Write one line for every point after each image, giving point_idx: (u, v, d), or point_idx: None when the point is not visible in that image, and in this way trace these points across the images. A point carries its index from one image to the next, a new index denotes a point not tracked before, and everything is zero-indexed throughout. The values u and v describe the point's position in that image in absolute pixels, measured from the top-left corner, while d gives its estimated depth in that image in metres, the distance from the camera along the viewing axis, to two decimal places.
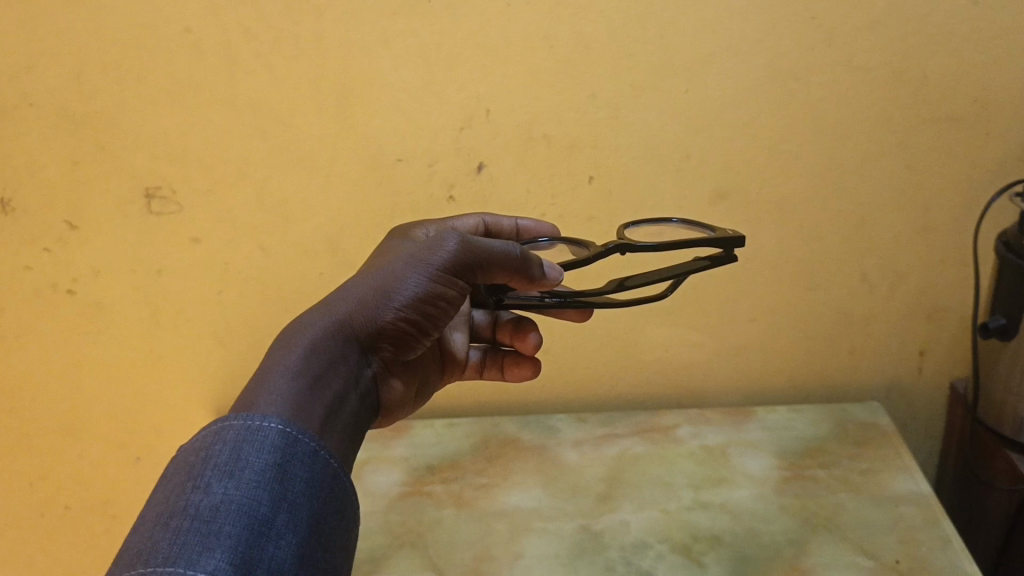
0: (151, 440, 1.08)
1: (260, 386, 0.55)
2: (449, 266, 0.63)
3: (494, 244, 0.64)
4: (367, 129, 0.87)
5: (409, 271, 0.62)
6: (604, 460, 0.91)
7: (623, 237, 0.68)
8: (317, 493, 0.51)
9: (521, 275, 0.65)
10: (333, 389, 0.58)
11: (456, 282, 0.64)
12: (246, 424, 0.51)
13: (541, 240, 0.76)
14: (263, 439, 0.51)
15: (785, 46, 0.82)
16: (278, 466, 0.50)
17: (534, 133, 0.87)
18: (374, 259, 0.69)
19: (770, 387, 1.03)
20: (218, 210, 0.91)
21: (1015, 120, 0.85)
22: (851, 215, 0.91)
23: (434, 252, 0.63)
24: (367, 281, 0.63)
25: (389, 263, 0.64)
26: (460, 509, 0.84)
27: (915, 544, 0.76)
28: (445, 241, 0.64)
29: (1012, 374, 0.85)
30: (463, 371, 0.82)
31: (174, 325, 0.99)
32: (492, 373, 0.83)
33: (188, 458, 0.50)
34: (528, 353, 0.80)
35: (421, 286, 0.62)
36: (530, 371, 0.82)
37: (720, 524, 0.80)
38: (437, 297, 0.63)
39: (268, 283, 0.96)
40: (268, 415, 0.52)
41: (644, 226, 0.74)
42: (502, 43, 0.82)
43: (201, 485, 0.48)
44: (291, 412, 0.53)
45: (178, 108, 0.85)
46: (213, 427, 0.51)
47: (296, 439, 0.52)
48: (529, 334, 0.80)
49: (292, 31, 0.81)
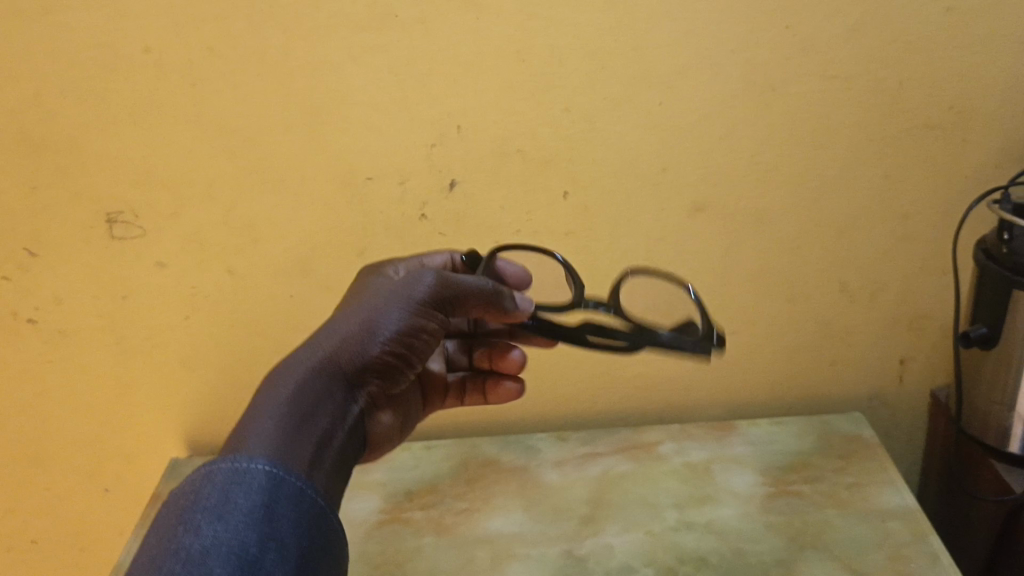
0: (120, 469, 1.04)
1: (248, 427, 0.53)
2: (428, 300, 0.63)
3: (470, 279, 0.65)
4: (338, 148, 0.84)
5: (391, 306, 0.63)
6: (585, 481, 0.89)
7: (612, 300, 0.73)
8: (308, 531, 0.49)
9: (495, 308, 0.66)
10: (321, 427, 0.56)
11: (435, 315, 0.64)
12: (233, 466, 0.49)
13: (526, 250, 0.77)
14: (249, 479, 0.48)
15: (760, 58, 0.81)
16: (266, 507, 0.48)
17: (508, 149, 0.85)
18: (349, 297, 0.68)
19: (752, 400, 1.02)
20: (184, 234, 0.89)
21: (990, 127, 0.85)
22: (829, 225, 0.90)
23: (414, 288, 0.64)
24: (350, 319, 0.62)
25: (369, 302, 0.64)
26: (440, 535, 0.82)
27: (904, 561, 0.75)
28: (422, 277, 0.65)
29: (994, 383, 0.84)
30: (444, 398, 0.79)
31: (140, 352, 0.96)
32: (473, 399, 0.80)
33: (177, 501, 0.48)
34: (513, 371, 0.79)
35: (403, 319, 0.62)
36: (514, 389, 0.80)
37: (706, 545, 0.79)
38: (419, 331, 0.63)
39: (239, 307, 0.94)
40: (255, 456, 0.50)
41: (662, 280, 0.73)
42: (474, 58, 0.80)
43: (192, 528, 0.45)
44: (278, 452, 0.51)
45: (139, 129, 0.83)
46: (202, 470, 0.49)
47: (283, 478, 0.49)
48: (512, 351, 0.78)
49: (257, 49, 0.79)
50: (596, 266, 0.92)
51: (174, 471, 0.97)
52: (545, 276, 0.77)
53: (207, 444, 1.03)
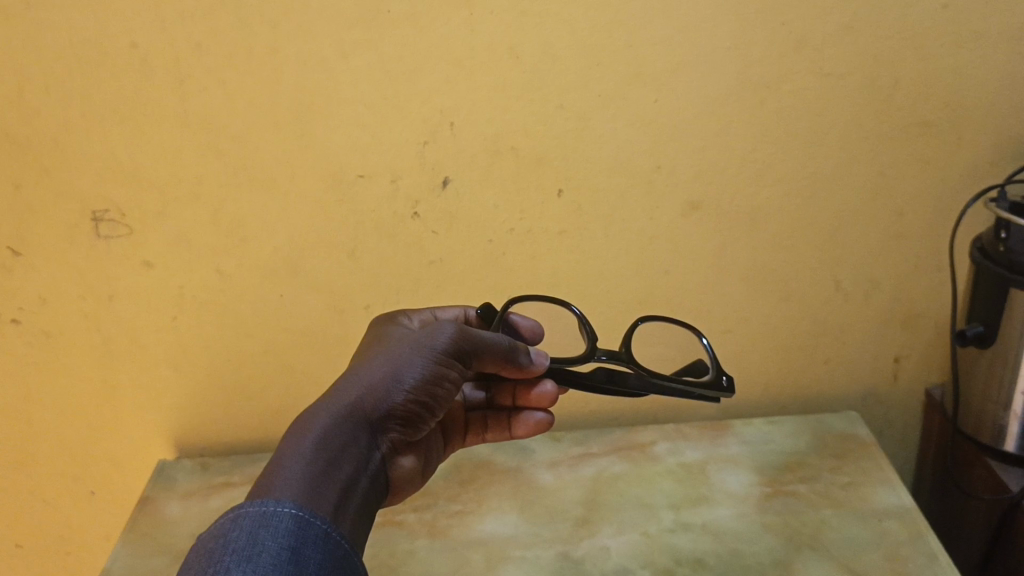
0: (105, 473, 1.02)
1: (275, 473, 0.54)
2: (451, 350, 0.63)
3: (489, 334, 0.66)
4: (327, 145, 0.83)
5: (414, 356, 0.63)
6: (579, 482, 0.88)
7: (626, 350, 0.72)
8: (332, 574, 0.50)
9: (510, 364, 0.66)
10: (345, 474, 0.57)
11: (457, 365, 0.64)
12: (261, 510, 0.50)
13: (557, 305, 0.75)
14: (279, 523, 0.50)
15: (755, 54, 0.80)
16: (292, 549, 0.49)
17: (500, 146, 0.84)
18: (367, 345, 0.68)
19: (746, 399, 1.01)
20: (171, 233, 0.87)
21: (984, 124, 0.84)
22: (824, 223, 0.90)
23: (435, 337, 0.64)
24: (374, 368, 0.63)
25: (391, 351, 0.65)
26: (434, 538, 0.81)
27: (902, 561, 0.74)
28: (442, 329, 0.65)
29: (990, 381, 0.84)
30: (465, 435, 0.79)
31: (126, 353, 0.94)
32: (497, 435, 0.78)
33: (207, 545, 0.49)
34: (545, 403, 0.74)
35: (426, 368, 0.62)
36: (541, 424, 0.77)
37: (703, 546, 0.78)
38: (441, 378, 0.63)
39: (228, 307, 0.92)
40: (282, 500, 0.51)
41: (672, 327, 0.75)
42: (466, 54, 0.79)
43: (221, 569, 0.47)
44: (304, 497, 0.52)
45: (125, 126, 0.81)
46: (231, 513, 0.50)
47: (309, 522, 0.51)
48: (538, 386, 0.74)
49: (245, 44, 0.78)
50: (589, 265, 0.91)
51: (162, 474, 0.95)
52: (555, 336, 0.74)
53: (195, 446, 1.02)
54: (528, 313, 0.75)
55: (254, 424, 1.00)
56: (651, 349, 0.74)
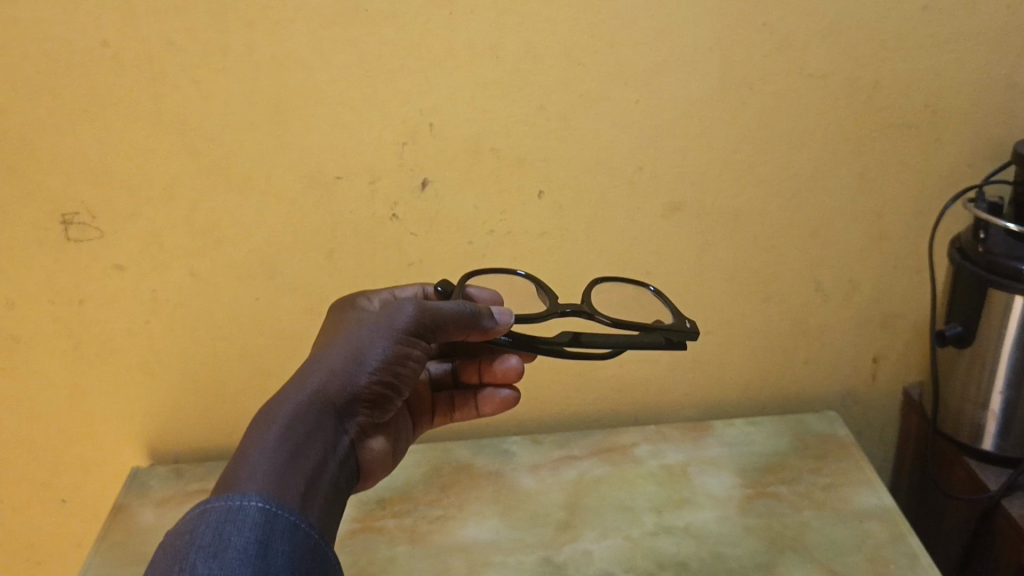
0: (77, 480, 1.00)
1: (240, 466, 0.52)
2: (412, 329, 0.61)
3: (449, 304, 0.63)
4: (305, 146, 0.82)
5: (375, 336, 0.61)
6: (561, 485, 0.87)
7: (585, 302, 0.69)
8: (303, 565, 0.49)
9: (474, 329, 0.63)
10: (313, 460, 0.55)
11: (420, 343, 0.62)
12: (226, 504, 0.49)
13: (516, 274, 0.74)
14: (245, 516, 0.48)
15: (736, 55, 0.80)
16: (260, 542, 0.47)
17: (481, 147, 0.83)
18: (327, 331, 0.66)
19: (726, 400, 1.01)
20: (144, 234, 0.85)
21: (962, 126, 0.85)
22: (804, 223, 0.89)
23: (395, 317, 0.62)
24: (336, 352, 0.60)
25: (351, 333, 0.62)
26: (415, 544, 0.80)
27: (883, 563, 0.74)
28: (402, 307, 0.63)
29: (967, 382, 0.85)
30: (432, 416, 0.77)
31: (98, 358, 0.92)
32: (465, 413, 0.78)
33: (172, 542, 0.48)
34: (513, 378, 0.75)
35: (389, 349, 0.60)
36: (509, 398, 0.77)
37: (686, 550, 0.77)
38: (405, 358, 0.61)
39: (202, 311, 0.90)
40: (248, 492, 0.50)
41: (624, 285, 0.74)
42: (446, 55, 0.78)
43: (187, 567, 0.46)
44: (272, 486, 0.51)
45: (96, 126, 0.79)
46: (196, 508, 0.49)
47: (277, 514, 0.49)
48: (502, 360, 0.75)
49: (220, 43, 0.76)
50: (570, 266, 0.90)
51: (135, 482, 0.93)
52: (520, 296, 0.72)
53: (169, 451, 1.00)
54: (487, 283, 0.74)
55: (230, 429, 0.98)
56: (610, 303, 0.71)
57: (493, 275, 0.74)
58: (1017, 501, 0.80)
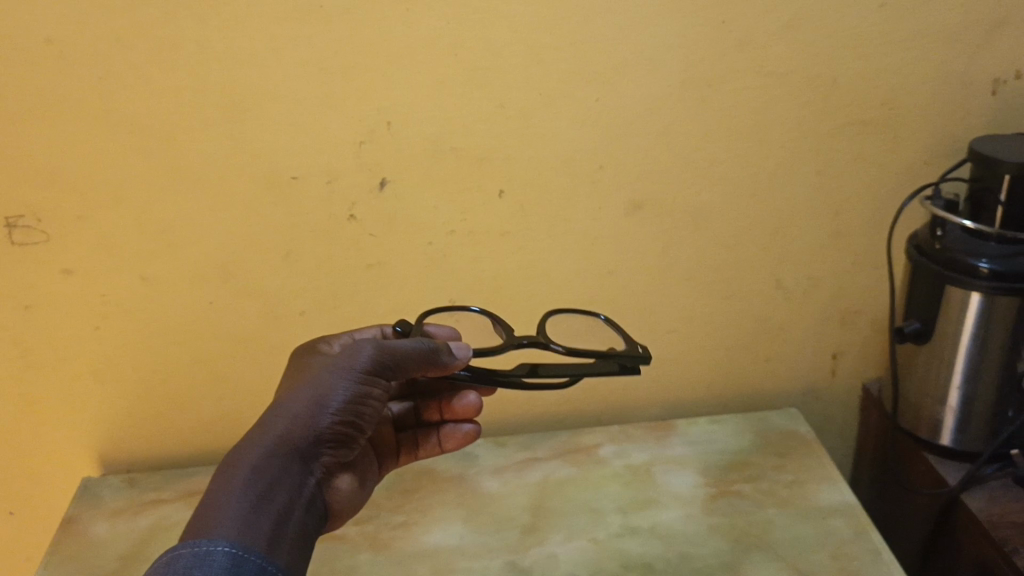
0: (24, 491, 0.97)
1: (208, 514, 0.51)
2: (372, 368, 0.60)
3: (408, 341, 0.62)
4: (259, 145, 0.80)
5: (336, 378, 0.59)
6: (526, 488, 0.87)
7: (539, 333, 0.69)
8: None
9: (433, 365, 0.62)
10: (280, 505, 0.54)
11: (382, 382, 0.61)
12: (193, 552, 0.48)
13: (472, 309, 0.74)
14: (212, 563, 0.48)
15: (696, 53, 0.80)
16: None
17: (440, 145, 0.82)
18: (288, 375, 0.65)
19: (689, 399, 1.01)
20: (92, 237, 0.82)
21: (918, 123, 0.86)
22: (765, 221, 0.90)
23: (355, 357, 0.61)
24: (298, 396, 0.59)
25: (313, 375, 0.61)
26: (378, 552, 0.78)
27: (847, 559, 0.75)
28: (360, 348, 0.61)
29: (926, 377, 0.85)
30: (397, 457, 0.76)
31: (45, 366, 0.89)
32: (430, 450, 0.76)
33: None
34: (473, 413, 0.75)
35: (350, 389, 0.59)
36: (470, 434, 0.76)
37: (652, 550, 0.77)
38: (367, 398, 0.60)
39: (154, 316, 0.88)
40: (215, 540, 0.49)
41: (576, 315, 0.74)
42: (404, 51, 0.77)
43: None
44: (239, 533, 0.50)
45: (40, 125, 0.76)
46: (164, 558, 0.48)
47: (244, 560, 0.49)
48: (461, 397, 0.75)
49: (170, 39, 0.74)
50: (532, 266, 0.89)
51: (87, 492, 0.90)
52: (478, 335, 0.71)
53: (121, 461, 0.96)
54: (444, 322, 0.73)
55: (186, 437, 0.96)
56: (565, 331, 0.71)
57: (453, 312, 0.73)
58: (975, 494, 0.81)
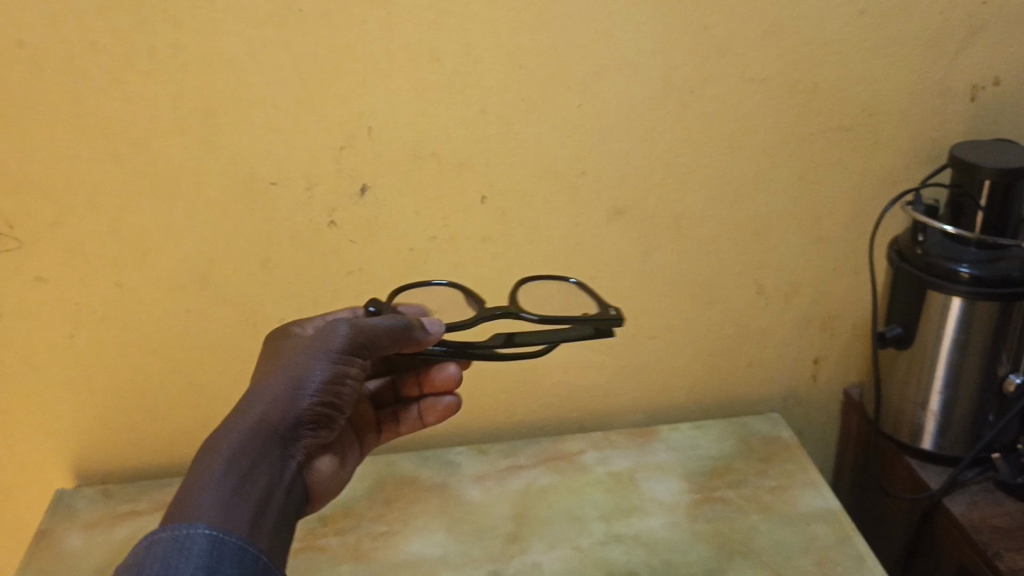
0: None
1: (187, 497, 0.50)
2: (349, 347, 0.59)
3: (382, 320, 0.60)
4: (237, 150, 0.78)
5: (311, 359, 0.58)
6: (509, 496, 0.86)
7: (513, 303, 0.68)
8: None
9: (408, 342, 0.61)
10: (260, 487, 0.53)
11: (359, 362, 0.59)
12: (172, 536, 0.47)
13: (434, 283, 0.75)
14: (191, 545, 0.46)
15: (678, 59, 0.80)
16: (209, 571, 0.46)
17: (421, 151, 0.81)
18: (263, 359, 0.63)
19: (672, 405, 1.01)
20: (65, 244, 0.81)
21: (897, 129, 0.86)
22: (746, 227, 0.90)
23: (330, 337, 0.59)
24: (274, 379, 0.57)
25: (288, 357, 0.59)
26: (359, 563, 0.77)
27: (831, 565, 0.75)
28: (334, 328, 0.60)
29: (907, 381, 0.86)
30: (379, 437, 0.75)
31: (16, 375, 0.87)
32: (411, 426, 0.75)
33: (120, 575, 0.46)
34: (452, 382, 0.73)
35: (327, 370, 0.58)
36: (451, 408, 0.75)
37: (636, 558, 0.77)
38: (345, 379, 0.59)
39: (130, 324, 0.86)
40: (194, 522, 0.48)
41: (547, 283, 0.74)
42: (384, 56, 0.76)
43: None
44: (219, 516, 0.49)
45: (12, 130, 0.75)
46: (142, 541, 0.47)
47: (224, 542, 0.48)
48: (440, 367, 0.73)
49: (146, 43, 0.73)
50: (514, 272, 0.89)
51: (60, 504, 0.88)
52: (451, 310, 0.71)
53: (96, 472, 0.95)
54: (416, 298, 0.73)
55: (161, 447, 0.94)
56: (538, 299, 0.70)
57: (416, 285, 0.74)
58: (957, 498, 0.81)
